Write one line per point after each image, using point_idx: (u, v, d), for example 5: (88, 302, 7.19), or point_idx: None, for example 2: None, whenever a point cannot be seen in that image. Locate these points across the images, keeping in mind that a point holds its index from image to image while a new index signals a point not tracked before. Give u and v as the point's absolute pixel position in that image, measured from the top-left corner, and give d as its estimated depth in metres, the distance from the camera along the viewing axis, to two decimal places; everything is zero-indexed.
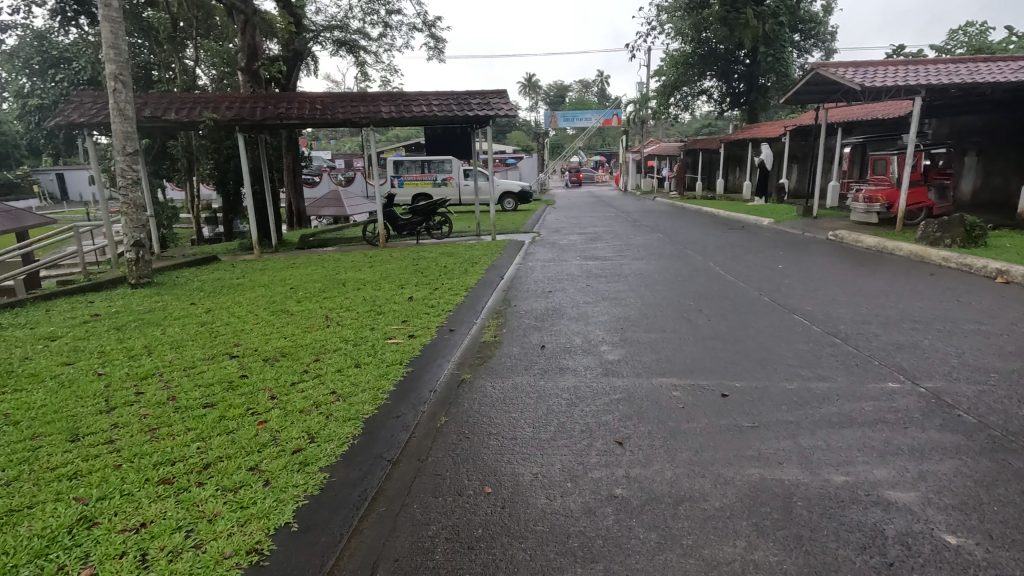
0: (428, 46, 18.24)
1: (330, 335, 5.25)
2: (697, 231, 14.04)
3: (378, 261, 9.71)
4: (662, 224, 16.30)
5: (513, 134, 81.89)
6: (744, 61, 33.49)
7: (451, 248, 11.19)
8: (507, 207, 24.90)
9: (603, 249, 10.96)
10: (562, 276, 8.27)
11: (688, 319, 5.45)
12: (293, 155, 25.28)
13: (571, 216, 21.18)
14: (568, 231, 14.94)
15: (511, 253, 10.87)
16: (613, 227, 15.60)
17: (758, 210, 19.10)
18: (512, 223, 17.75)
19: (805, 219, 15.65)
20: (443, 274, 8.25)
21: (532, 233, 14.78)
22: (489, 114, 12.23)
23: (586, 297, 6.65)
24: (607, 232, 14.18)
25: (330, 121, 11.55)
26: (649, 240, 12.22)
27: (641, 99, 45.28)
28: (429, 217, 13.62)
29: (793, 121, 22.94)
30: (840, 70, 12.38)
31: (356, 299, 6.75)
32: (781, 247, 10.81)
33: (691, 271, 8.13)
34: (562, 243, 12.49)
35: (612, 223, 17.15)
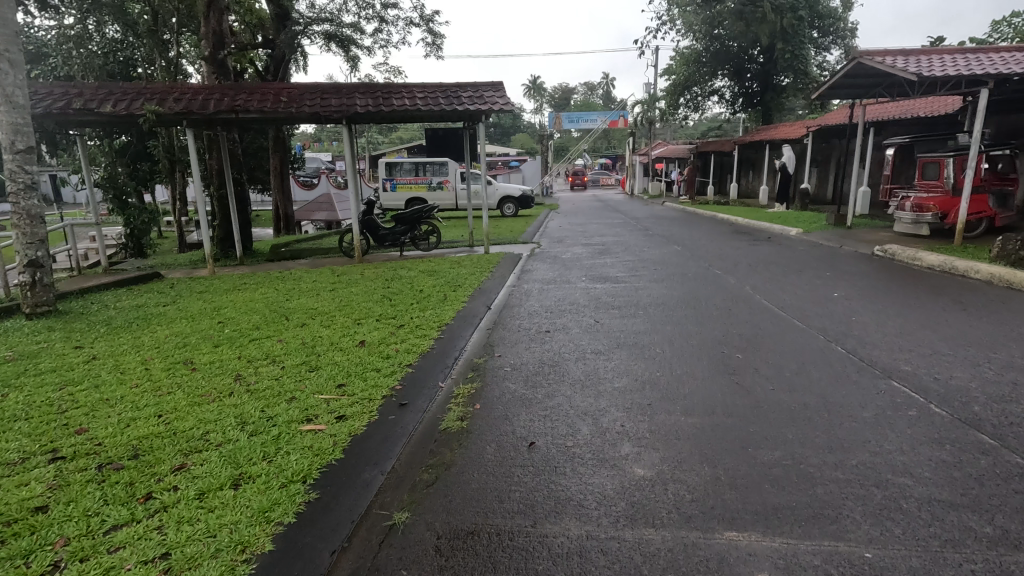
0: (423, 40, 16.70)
1: (224, 413, 3.61)
2: (719, 243, 12.38)
3: (344, 284, 8.07)
4: (677, 233, 14.67)
5: (516, 136, 80.49)
6: (758, 59, 31.87)
7: (434, 264, 9.59)
8: (506, 213, 23.27)
9: (613, 266, 9.36)
10: (564, 305, 6.63)
11: (741, 387, 3.81)
12: (281, 156, 23.72)
13: (576, 223, 19.55)
14: (572, 242, 13.32)
15: (505, 270, 9.27)
16: (623, 237, 14.00)
17: (781, 218, 17.40)
18: (511, 232, 16.12)
19: (839, 228, 13.94)
20: (415, 303, 6.62)
21: (532, 244, 13.12)
22: (481, 108, 10.70)
23: (595, 341, 5.03)
24: (617, 243, 12.56)
25: (296, 115, 9.94)
26: (666, 255, 10.58)
27: (649, 100, 43.69)
28: (414, 226, 11.99)
29: (816, 122, 21.21)
30: (888, 59, 10.71)
31: (292, 344, 5.12)
32: (825, 264, 9.12)
33: (725, 300, 6.50)
34: (565, 257, 10.89)
35: (620, 232, 15.51)
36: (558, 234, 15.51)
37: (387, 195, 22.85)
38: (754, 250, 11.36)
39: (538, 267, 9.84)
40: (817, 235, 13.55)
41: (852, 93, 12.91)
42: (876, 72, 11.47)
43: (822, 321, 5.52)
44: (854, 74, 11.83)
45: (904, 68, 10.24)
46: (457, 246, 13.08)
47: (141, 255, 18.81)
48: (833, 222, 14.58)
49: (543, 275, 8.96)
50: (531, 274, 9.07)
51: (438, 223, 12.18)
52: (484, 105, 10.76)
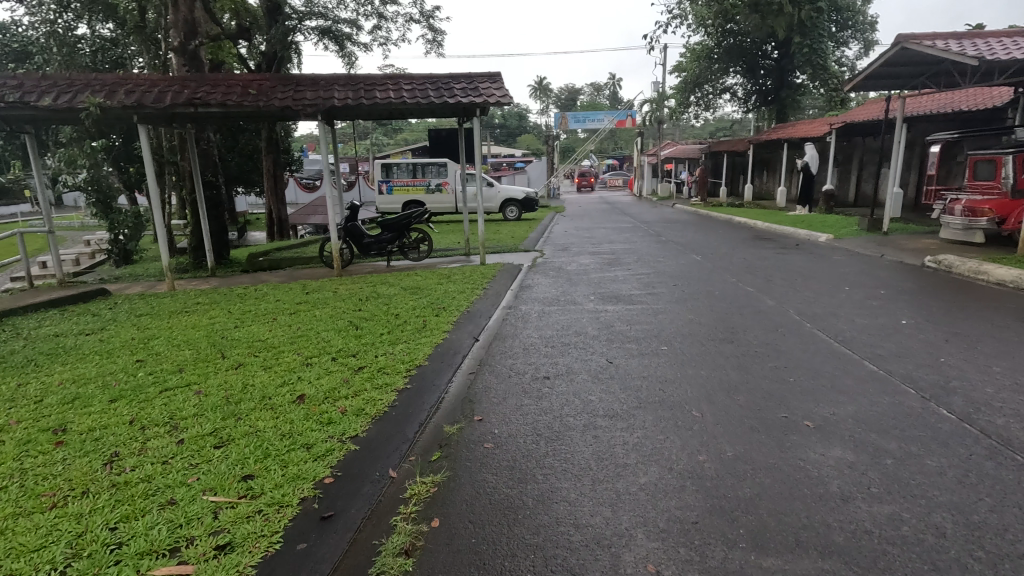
0: (424, 36, 15.68)
1: (56, 534, 2.42)
2: (742, 252, 11.11)
3: (309, 305, 6.86)
4: (693, 239, 13.43)
5: (521, 138, 79.32)
6: (772, 54, 30.59)
7: (421, 278, 8.43)
8: (509, 216, 22.05)
9: (624, 281, 8.11)
10: (570, 335, 5.40)
11: (829, 496, 2.56)
12: (274, 156, 22.60)
13: (582, 228, 18.32)
14: (577, 251, 12.10)
15: (501, 284, 8.06)
16: (634, 244, 12.75)
17: (805, 222, 16.08)
18: (512, 238, 14.88)
19: (873, 234, 12.63)
20: (387, 333, 5.44)
21: (534, 253, 11.89)
22: (475, 101, 9.52)
23: (609, 396, 3.78)
24: (629, 252, 11.34)
25: (264, 109, 8.77)
26: (684, 265, 9.34)
27: (658, 98, 42.43)
28: (402, 233, 10.80)
29: (839, 119, 19.88)
30: (938, 43, 9.43)
31: (213, 398, 3.92)
32: (873, 279, 7.85)
33: (768, 331, 5.26)
34: (570, 269, 9.67)
35: (630, 238, 14.28)
36: (563, 240, 14.28)
37: (383, 198, 21.73)
38: (783, 260, 10.10)
39: (539, 281, 8.62)
40: (849, 242, 12.25)
41: (892, 83, 11.61)
42: (923, 56, 10.18)
43: (903, 365, 4.27)
44: (897, 61, 10.53)
45: (961, 51, 8.95)
46: (452, 254, 11.89)
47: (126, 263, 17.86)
48: (867, 227, 13.24)
49: (544, 291, 7.74)
50: (530, 291, 7.84)
51: (430, 230, 10.99)
52: (478, 97, 9.58)
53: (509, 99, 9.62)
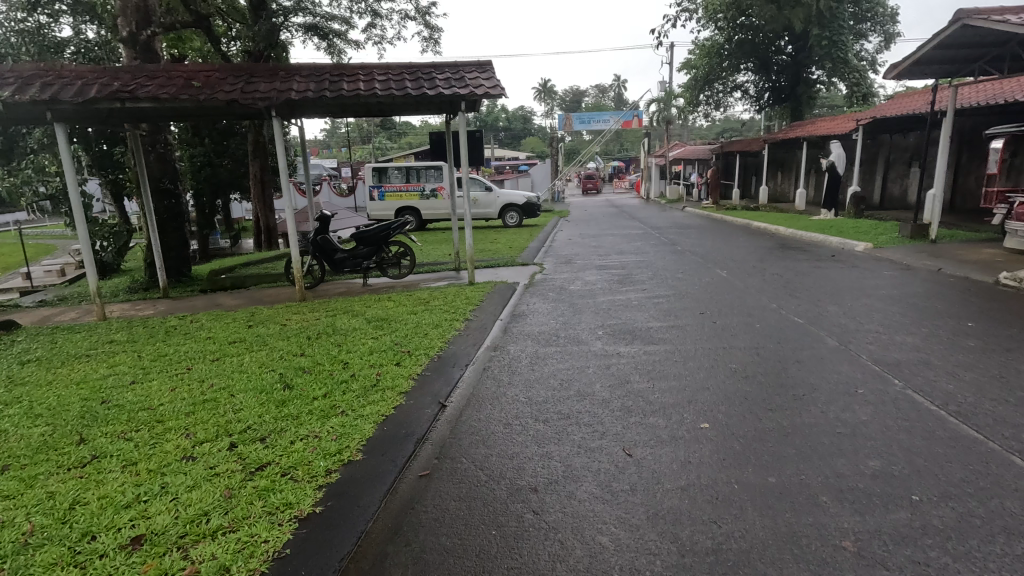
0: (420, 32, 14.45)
1: None
2: (772, 266, 9.64)
3: (244, 346, 5.46)
4: (713, 249, 11.98)
5: (525, 141, 77.91)
6: (787, 50, 29.16)
7: (394, 304, 7.03)
8: (508, 223, 20.64)
9: (638, 307, 6.68)
10: (571, 399, 3.96)
11: None
12: (261, 161, 21.27)
13: (588, 236, 16.90)
14: (581, 265, 10.70)
15: (488, 312, 6.64)
16: (647, 256, 11.28)
17: (834, 227, 14.56)
18: (509, 249, 13.47)
19: (919, 243, 11.11)
20: (323, 397, 4.03)
21: (533, 268, 10.47)
22: (460, 93, 8.13)
23: (630, 542, 2.36)
24: (641, 266, 9.91)
25: (207, 103, 7.40)
26: (708, 284, 7.89)
27: (665, 97, 41.00)
28: (380, 247, 9.43)
29: (867, 114, 18.34)
30: (1010, 17, 7.93)
31: (7, 535, 2.51)
32: (947, 304, 6.36)
33: (845, 393, 3.80)
34: (571, 289, 8.24)
35: (641, 248, 12.86)
36: (566, 251, 12.88)
37: (375, 204, 20.42)
38: (822, 274, 8.67)
39: (536, 306, 7.19)
40: (891, 251, 10.77)
41: (942, 70, 10.14)
42: (985, 35, 8.72)
43: None
44: (952, 41, 9.08)
45: None
46: (440, 268, 10.52)
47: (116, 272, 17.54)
48: (910, 234, 11.75)
49: (540, 322, 6.31)
50: (523, 321, 6.41)
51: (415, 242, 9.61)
52: (462, 88, 8.20)
53: (499, 89, 8.22)
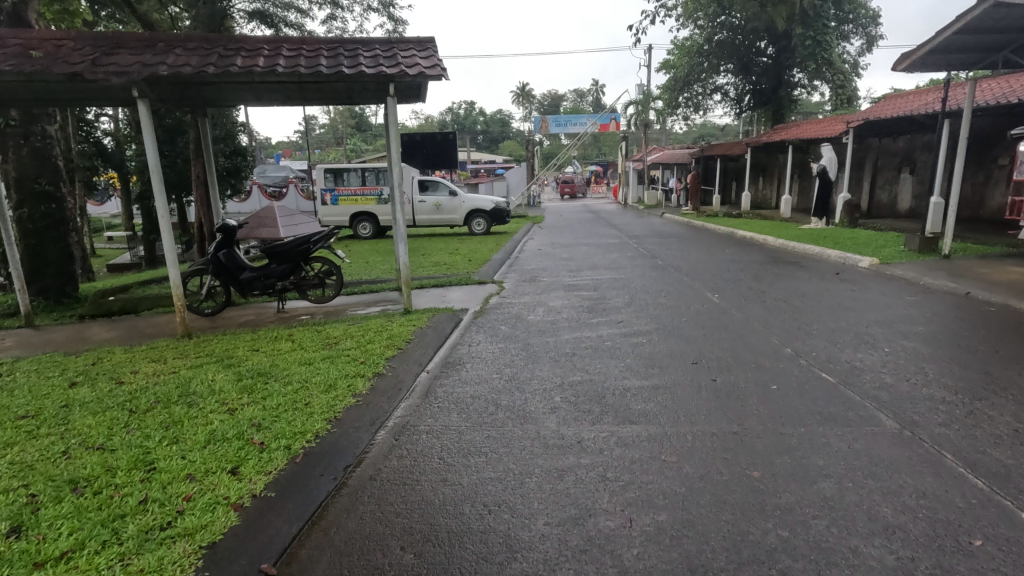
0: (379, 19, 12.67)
1: None
2: (767, 288, 8.16)
3: (32, 427, 3.68)
4: (698, 264, 10.59)
5: (503, 144, 76.33)
6: (767, 51, 28.36)
7: (291, 348, 5.29)
8: (474, 230, 18.98)
9: (611, 352, 5.10)
10: (492, 561, 2.31)
11: None
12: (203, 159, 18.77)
13: (559, 245, 15.38)
14: (547, 283, 9.14)
15: (412, 361, 4.93)
16: (623, 273, 9.73)
17: (828, 238, 13.27)
18: (468, 262, 11.85)
19: (930, 259, 9.79)
20: (56, 561, 2.30)
21: (490, 288, 8.85)
22: (387, 73, 6.44)
23: None
24: (616, 287, 8.39)
25: (44, 75, 5.56)
26: (699, 315, 6.38)
27: (643, 99, 39.90)
28: (297, 265, 7.73)
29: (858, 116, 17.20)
30: None
31: None
32: (1008, 349, 4.89)
33: (959, 551, 2.24)
34: (530, 319, 6.63)
35: (616, 261, 11.39)
36: (531, 265, 11.30)
37: (327, 208, 18.72)
38: (831, 298, 7.24)
39: (481, 346, 5.54)
40: (900, 269, 9.41)
41: (959, 60, 8.81)
42: (1018, 16, 7.40)
43: None
44: (976, 25, 7.74)
45: None
46: (379, 289, 8.84)
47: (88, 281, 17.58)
48: (918, 248, 10.44)
49: (482, 376, 4.64)
50: (459, 373, 4.73)
51: (346, 259, 7.85)
52: (391, 68, 6.52)
53: (438, 70, 6.55)
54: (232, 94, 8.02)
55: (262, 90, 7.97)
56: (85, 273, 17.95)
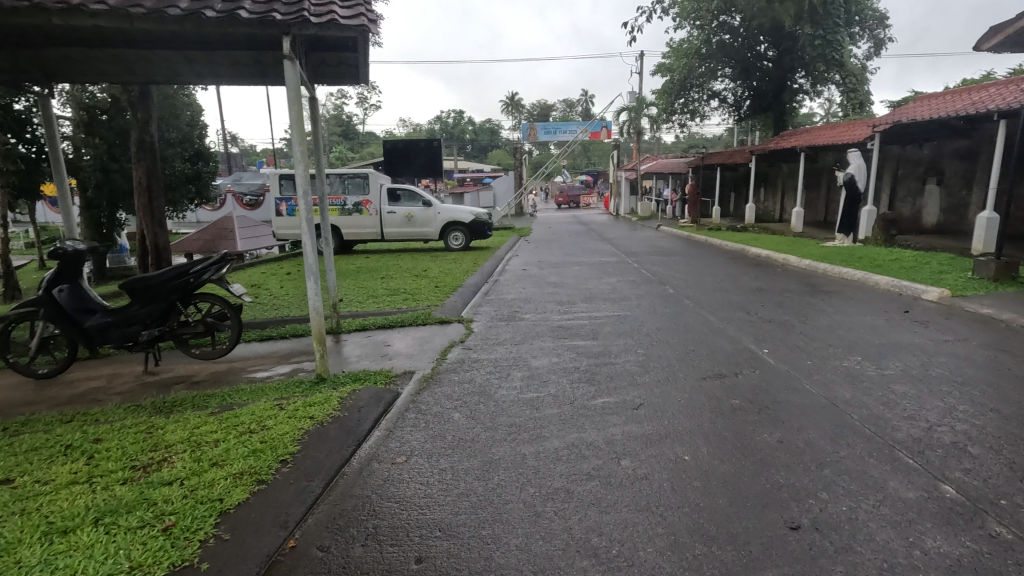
0: None
1: None
2: (822, 334, 6.03)
3: None
4: (720, 296, 8.45)
5: (492, 154, 74.46)
6: (767, 54, 26.70)
7: (63, 485, 2.96)
8: (451, 245, 16.76)
9: (632, 491, 2.91)
10: None
11: None
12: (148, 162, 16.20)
13: (547, 265, 13.22)
14: (530, 324, 6.93)
15: (267, 520, 2.66)
16: (627, 309, 7.57)
17: (866, 259, 11.22)
18: (434, 289, 9.61)
19: (1012, 291, 7.75)
20: None
21: (455, 333, 6.60)
22: (278, 19, 4.16)
23: None
24: (622, 333, 6.21)
25: None
26: (756, 393, 4.20)
27: (636, 106, 38.21)
28: (169, 304, 5.41)
29: (885, 118, 15.34)
30: None
31: None
32: None
33: None
34: (500, 395, 4.43)
35: (618, 290, 9.24)
36: (511, 294, 9.10)
37: (283, 220, 16.42)
38: (928, 356, 5.08)
39: (410, 467, 3.29)
40: (981, 303, 7.34)
41: None
42: None
43: None
44: None
45: None
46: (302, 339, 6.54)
47: (11, 301, 15.04)
48: (991, 275, 8.43)
49: (387, 565, 2.40)
50: (347, 555, 2.47)
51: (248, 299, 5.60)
52: (285, 13, 4.21)
53: (362, 20, 4.29)
54: (87, 65, 5.78)
55: (130, 59, 5.72)
56: (10, 291, 15.31)
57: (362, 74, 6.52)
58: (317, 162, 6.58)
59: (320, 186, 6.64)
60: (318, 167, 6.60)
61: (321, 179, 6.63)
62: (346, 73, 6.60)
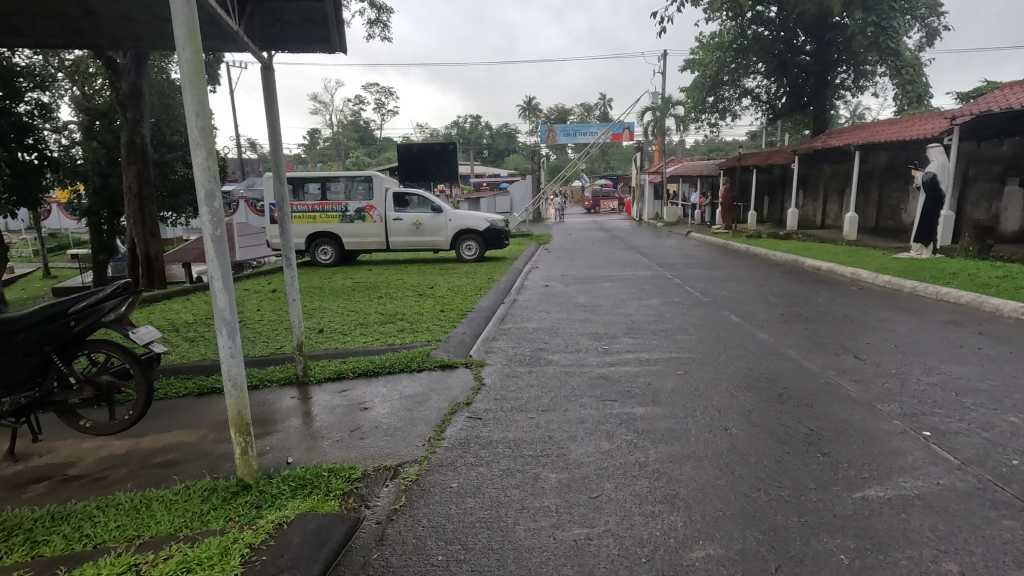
0: None
1: None
2: (989, 398, 4.16)
3: None
4: (800, 326, 6.61)
5: (509, 159, 72.97)
6: (807, 47, 24.61)
7: None
8: (464, 256, 15.06)
9: None
10: None
11: None
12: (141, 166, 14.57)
13: (573, 280, 11.44)
14: (559, 372, 5.17)
15: None
16: (686, 351, 5.74)
17: (963, 276, 9.22)
18: (439, 314, 7.89)
19: None
20: None
21: (461, 388, 4.85)
22: None
23: None
24: (694, 393, 4.41)
25: None
26: (980, 550, 2.37)
27: (661, 107, 36.27)
28: (43, 359, 3.72)
29: (966, 109, 13.25)
30: None
31: None
32: None
33: None
34: (523, 532, 2.67)
35: (666, 318, 7.43)
36: (532, 322, 7.37)
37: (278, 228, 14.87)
38: None
39: None
40: None
41: None
42: None
43: None
44: None
45: None
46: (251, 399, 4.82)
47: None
48: None
49: None
50: None
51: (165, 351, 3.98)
52: None
53: None
54: None
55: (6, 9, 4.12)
56: None
57: (334, 36, 4.86)
58: (274, 155, 4.84)
59: (279, 189, 4.90)
60: (277, 163, 4.87)
61: (280, 180, 4.89)
62: (313, 36, 4.95)
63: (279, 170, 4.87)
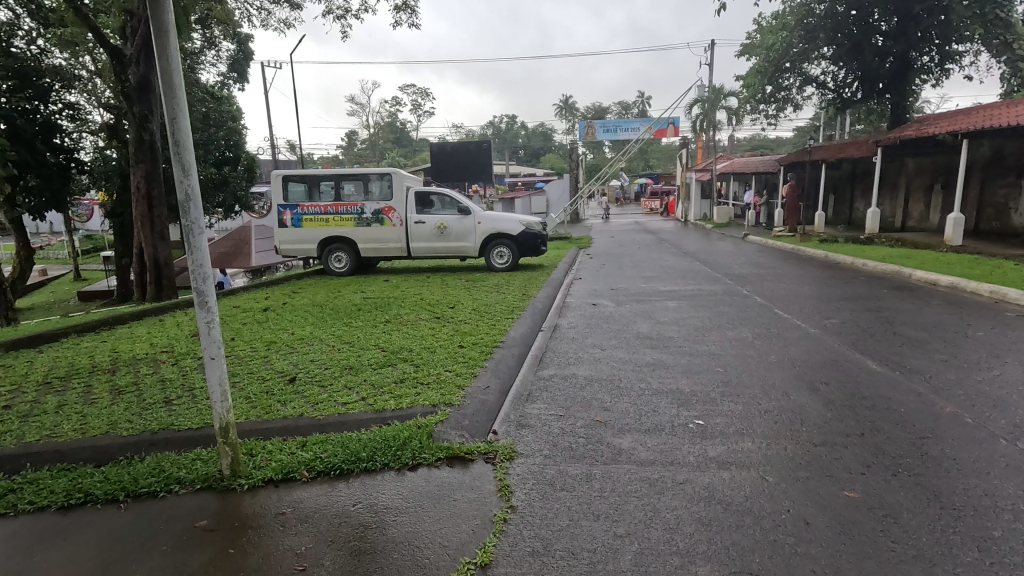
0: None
1: None
2: None
3: None
4: (989, 387, 4.39)
5: (545, 158, 70.79)
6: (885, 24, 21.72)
7: None
8: (495, 264, 13.16)
9: None
10: None
11: None
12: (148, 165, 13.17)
13: (626, 296, 9.35)
14: (638, 482, 3.14)
15: None
16: (832, 434, 3.61)
17: None
18: (456, 348, 5.96)
19: None
20: None
21: (474, 511, 2.89)
22: None
23: None
24: (915, 571, 2.29)
25: None
26: None
27: (711, 99, 33.52)
28: None
29: None
30: None
31: None
32: None
33: None
34: None
35: (771, 364, 5.28)
36: (582, 367, 5.36)
37: (287, 232, 13.24)
38: None
39: None
40: None
41: None
42: None
43: None
44: None
45: None
46: (134, 525, 2.95)
47: (8, 322, 14.17)
48: None
49: None
50: None
51: None
52: None
53: None
54: None
55: None
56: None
57: None
58: (171, 122, 2.99)
59: (180, 179, 3.03)
60: (177, 135, 3.01)
61: (183, 165, 3.02)
62: None
63: (182, 148, 3.00)
